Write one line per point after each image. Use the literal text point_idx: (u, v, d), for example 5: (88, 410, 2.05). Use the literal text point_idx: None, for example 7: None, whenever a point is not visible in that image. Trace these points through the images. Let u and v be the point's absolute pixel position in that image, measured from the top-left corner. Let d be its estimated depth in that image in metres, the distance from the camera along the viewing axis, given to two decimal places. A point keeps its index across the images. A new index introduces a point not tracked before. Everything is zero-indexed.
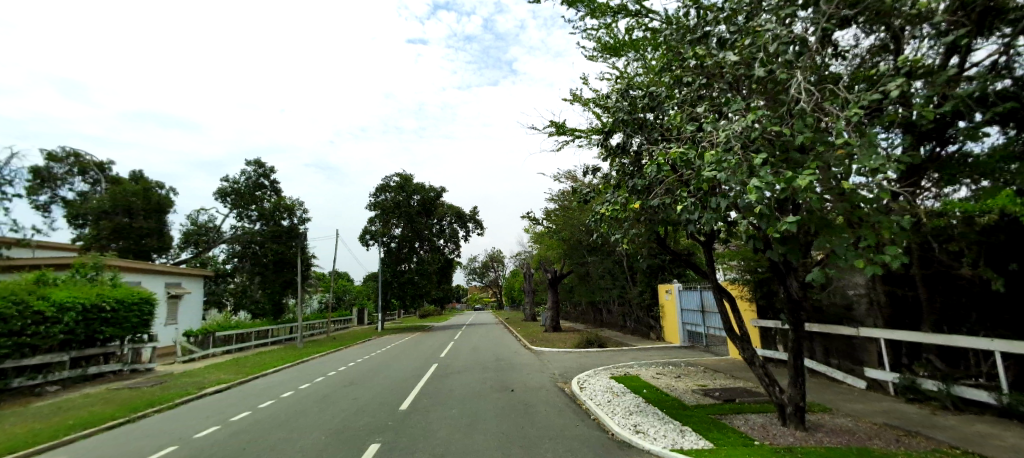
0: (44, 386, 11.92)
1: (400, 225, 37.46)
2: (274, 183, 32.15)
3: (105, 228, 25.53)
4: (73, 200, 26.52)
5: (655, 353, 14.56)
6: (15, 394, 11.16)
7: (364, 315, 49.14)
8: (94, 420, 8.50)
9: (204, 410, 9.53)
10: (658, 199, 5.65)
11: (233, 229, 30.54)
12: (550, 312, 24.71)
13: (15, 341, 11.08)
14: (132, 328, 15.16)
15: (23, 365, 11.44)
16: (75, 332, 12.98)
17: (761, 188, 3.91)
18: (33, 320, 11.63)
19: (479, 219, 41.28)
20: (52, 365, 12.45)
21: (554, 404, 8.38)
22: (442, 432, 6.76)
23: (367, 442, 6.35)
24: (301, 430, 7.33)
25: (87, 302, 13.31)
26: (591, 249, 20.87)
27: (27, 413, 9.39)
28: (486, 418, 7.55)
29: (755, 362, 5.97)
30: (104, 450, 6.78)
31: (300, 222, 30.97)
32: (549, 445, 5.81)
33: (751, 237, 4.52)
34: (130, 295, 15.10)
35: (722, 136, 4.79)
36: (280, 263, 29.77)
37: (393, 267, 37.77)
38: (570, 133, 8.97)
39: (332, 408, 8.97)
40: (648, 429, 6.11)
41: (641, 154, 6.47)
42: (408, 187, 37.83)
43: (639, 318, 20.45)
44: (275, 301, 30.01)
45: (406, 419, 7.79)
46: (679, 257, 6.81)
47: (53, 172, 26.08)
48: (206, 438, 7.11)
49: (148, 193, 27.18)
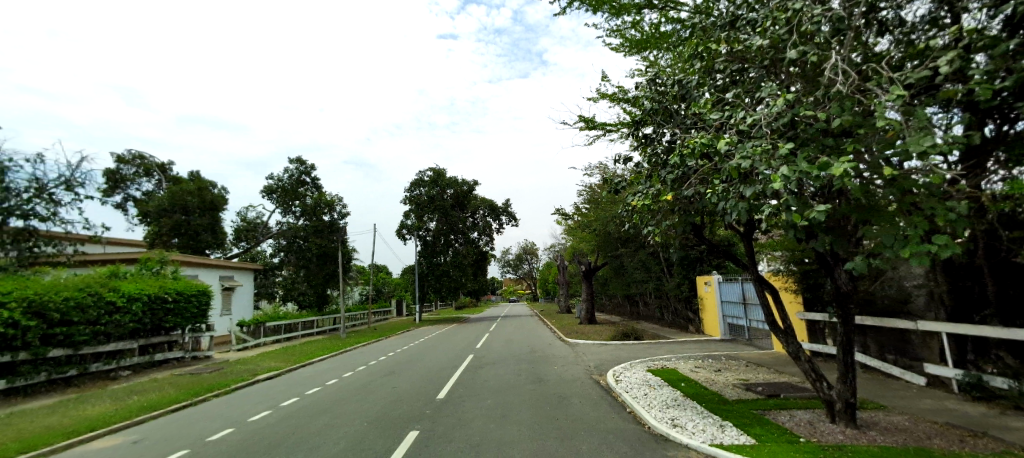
0: (117, 371, 12.98)
1: (434, 219, 38.05)
2: (316, 180, 33.58)
3: (165, 225, 27.40)
4: (140, 199, 28.70)
5: (693, 346, 14.25)
6: (93, 378, 12.21)
7: (402, 307, 50.63)
8: (161, 403, 9.19)
9: (257, 395, 10.12)
10: (689, 190, 5.57)
11: (280, 224, 32.07)
12: (585, 304, 24.52)
13: (91, 330, 12.07)
14: (193, 318, 16.19)
15: (99, 351, 12.49)
16: (143, 321, 14.01)
17: (795, 175, 3.77)
18: (106, 310, 12.62)
19: (512, 212, 41.39)
20: (124, 351, 13.48)
21: (586, 396, 8.40)
22: (477, 422, 6.87)
23: (405, 430, 6.57)
24: (344, 416, 7.66)
25: (153, 294, 14.33)
26: (625, 241, 20.59)
27: (104, 395, 10.27)
28: (520, 409, 7.61)
29: (800, 357, 5.72)
30: (171, 430, 7.36)
31: (340, 217, 32.01)
32: (583, 437, 5.81)
33: (791, 228, 4.34)
34: (189, 287, 16.08)
35: (753, 122, 4.61)
36: (322, 256, 30.90)
37: (429, 259, 38.60)
38: (599, 128, 8.81)
39: (373, 396, 9.30)
40: (687, 423, 6.00)
41: (672, 143, 6.30)
42: (441, 182, 38.28)
43: (677, 310, 20.01)
44: (318, 294, 31.23)
45: (442, 408, 7.96)
46: (717, 248, 6.61)
47: (120, 174, 28.39)
48: (258, 421, 7.59)
49: (203, 192, 28.87)
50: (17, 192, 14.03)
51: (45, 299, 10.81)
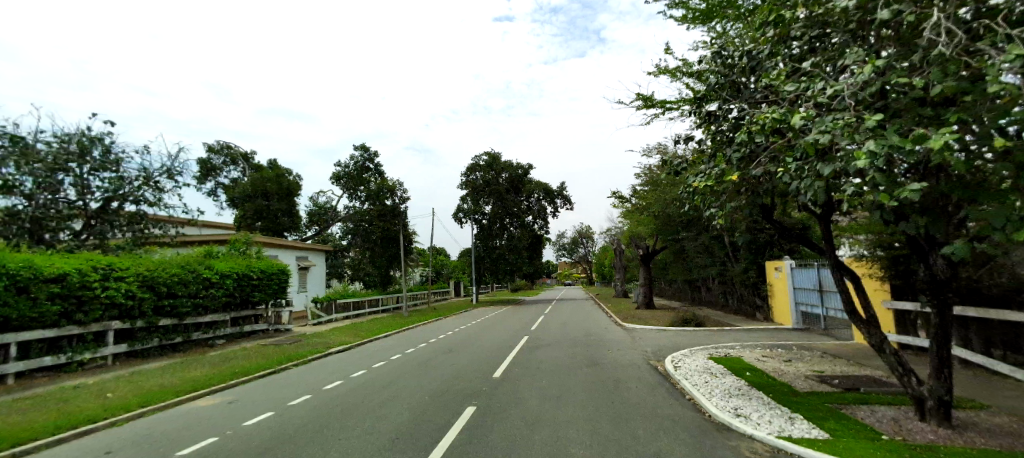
0: (213, 339, 14.46)
1: (490, 202, 38.50)
2: (378, 166, 35.05)
3: (249, 210, 29.83)
4: (227, 186, 31.44)
5: (761, 334, 13.54)
6: (194, 345, 13.70)
7: (460, 288, 52.12)
8: (249, 369, 10.16)
9: (330, 366, 10.90)
10: (759, 169, 5.23)
11: (348, 209, 33.88)
12: (644, 288, 23.98)
13: (192, 302, 13.47)
14: (275, 294, 17.62)
15: (199, 321, 13.96)
16: (233, 295, 15.42)
17: (882, 149, 3.42)
18: (203, 285, 14.00)
19: (567, 195, 40.97)
20: (219, 322, 14.96)
21: (644, 381, 8.26)
22: (533, 401, 6.99)
23: (463, 405, 6.81)
24: (408, 389, 8.09)
25: (241, 272, 15.71)
26: (687, 224, 19.79)
27: (203, 361, 11.51)
28: (575, 390, 7.64)
29: (885, 350, 5.29)
30: (257, 394, 8.14)
31: (401, 202, 33.21)
32: (639, 421, 5.74)
33: (878, 209, 3.97)
34: (270, 266, 17.47)
35: (833, 93, 4.22)
36: (386, 239, 32.35)
37: (486, 242, 39.25)
38: (658, 106, 8.43)
39: (434, 372, 9.72)
40: (751, 414, 5.74)
41: (739, 119, 5.93)
42: (497, 166, 38.55)
43: (744, 297, 19.06)
44: (382, 274, 32.82)
45: (499, 386, 8.16)
46: (790, 231, 6.20)
47: (209, 163, 31.21)
48: (332, 390, 8.20)
49: (280, 178, 31.00)
50: (130, 181, 15.79)
51: (153, 275, 12.20)
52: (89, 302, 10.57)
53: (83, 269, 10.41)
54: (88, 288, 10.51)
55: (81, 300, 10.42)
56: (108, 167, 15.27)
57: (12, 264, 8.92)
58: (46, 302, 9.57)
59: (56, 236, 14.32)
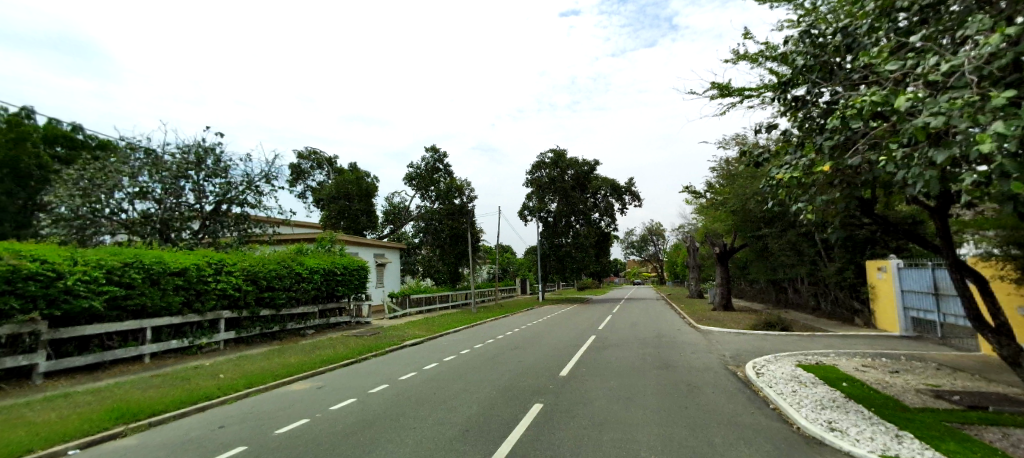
0: (304, 329, 15.70)
1: (555, 200, 38.32)
2: (448, 166, 36.12)
3: (332, 210, 32.06)
4: (314, 188, 34.02)
5: (860, 341, 12.25)
6: (287, 334, 14.98)
7: (526, 285, 52.56)
8: (333, 358, 10.92)
9: (405, 358, 11.44)
10: (857, 158, 4.73)
11: (420, 208, 35.29)
12: (721, 289, 22.69)
13: (287, 295, 14.73)
14: (356, 289, 18.77)
15: (292, 313, 15.23)
16: (321, 289, 16.65)
17: (1015, 130, 2.94)
18: (296, 279, 15.24)
19: (636, 191, 39.76)
20: (309, 314, 16.23)
21: (722, 387, 7.79)
22: (602, 401, 6.82)
23: (531, 402, 6.81)
24: (477, 383, 8.27)
25: (327, 268, 16.92)
26: (770, 220, 18.42)
27: (294, 349, 12.54)
28: (646, 393, 7.36)
29: (1021, 364, 4.57)
30: (340, 382, 8.72)
31: (469, 200, 33.98)
32: (717, 429, 5.40)
33: (1011, 200, 3.41)
34: (352, 262, 18.64)
35: (951, 69, 3.70)
36: (454, 237, 33.34)
37: (551, 240, 39.08)
38: (736, 94, 7.86)
39: (502, 367, 9.85)
40: (848, 428, 5.20)
41: (832, 104, 5.39)
42: (562, 163, 38.25)
43: (840, 299, 17.38)
44: (451, 271, 33.87)
45: (566, 385, 8.07)
46: (898, 228, 5.53)
47: (299, 168, 33.94)
48: (407, 380, 8.59)
49: (359, 180, 32.96)
50: (237, 185, 17.57)
51: (256, 269, 13.45)
52: (206, 293, 11.90)
53: (199, 264, 11.73)
54: (204, 281, 11.83)
55: (200, 291, 11.76)
56: (219, 173, 17.05)
57: (145, 259, 10.29)
58: (172, 292, 10.92)
59: (180, 235, 16.29)
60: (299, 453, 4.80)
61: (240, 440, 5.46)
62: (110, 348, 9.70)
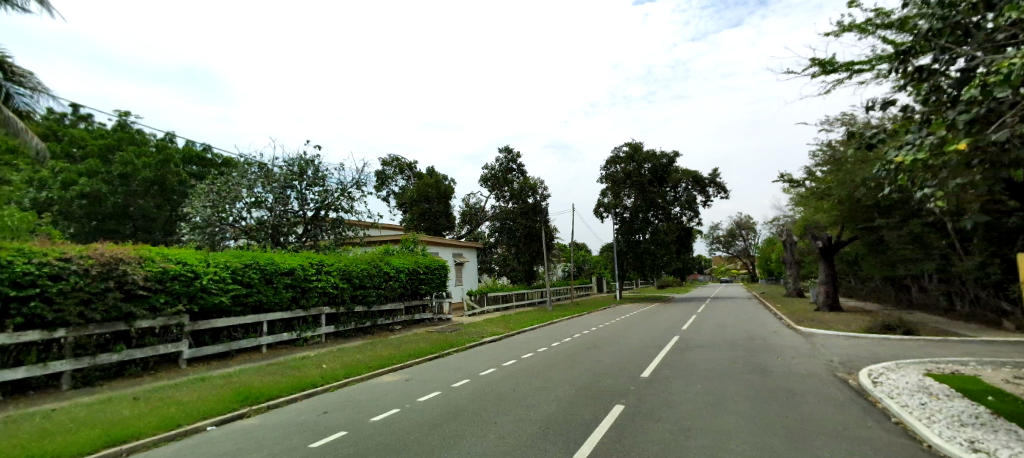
0: (391, 325, 16.68)
1: (632, 195, 37.11)
2: (521, 165, 36.47)
3: (414, 213, 33.72)
4: (396, 192, 36.02)
5: (1007, 349, 10.45)
6: (377, 329, 16.01)
7: (604, 283, 51.53)
8: (420, 352, 11.48)
9: (485, 354, 11.71)
10: (1005, 133, 4.00)
11: (494, 208, 35.98)
12: (825, 287, 20.59)
13: (377, 293, 15.72)
14: (438, 287, 19.57)
15: (382, 309, 16.24)
16: (406, 287, 17.60)
17: None
18: (384, 278, 16.24)
19: (721, 183, 37.37)
20: (396, 310, 17.20)
21: (828, 396, 7.01)
22: (688, 405, 6.45)
23: (612, 403, 6.63)
24: (555, 381, 8.23)
25: (410, 267, 17.82)
26: (885, 210, 16.34)
27: (385, 343, 13.36)
28: (738, 398, 6.84)
29: None
30: (425, 375, 9.13)
31: (542, 199, 34.20)
32: (822, 441, 4.87)
33: None
34: (433, 262, 19.44)
35: None
36: (528, 236, 33.85)
37: (628, 237, 37.77)
38: (842, 70, 7.01)
39: (581, 366, 9.72)
40: (994, 450, 4.43)
41: (969, 71, 4.60)
42: (638, 156, 36.89)
43: (981, 299, 14.96)
44: (526, 269, 34.16)
45: (649, 387, 7.75)
46: None
47: (382, 173, 36.11)
48: (487, 376, 8.79)
49: (437, 183, 34.36)
50: (332, 192, 19.09)
51: (350, 269, 14.50)
52: (310, 291, 13.04)
53: (304, 265, 12.90)
54: (308, 280, 12.97)
55: (305, 289, 12.91)
56: (317, 182, 18.63)
57: (261, 261, 11.53)
58: (282, 290, 12.11)
59: (287, 238, 18.08)
60: (392, 441, 5.07)
61: (342, 425, 5.90)
62: (235, 339, 11.02)
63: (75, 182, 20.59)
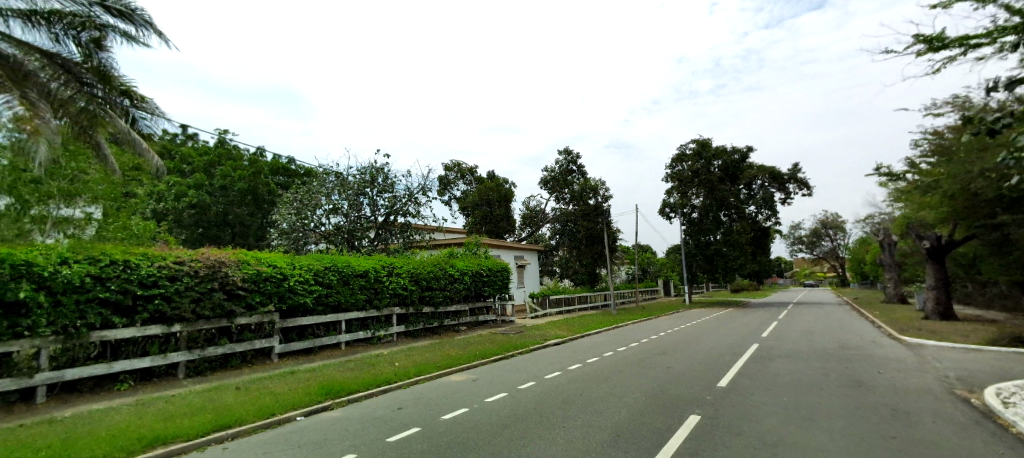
0: (456, 326, 17.11)
1: (700, 194, 35.26)
2: (581, 166, 36.01)
3: (476, 217, 34.41)
4: (459, 197, 36.96)
5: None
6: (443, 329, 16.49)
7: (671, 286, 49.54)
8: (486, 353, 11.66)
9: (550, 357, 11.66)
10: None
11: (555, 211, 35.80)
12: (933, 292, 18.36)
13: (443, 294, 16.20)
14: (501, 289, 19.80)
15: (448, 310, 16.70)
16: (470, 289, 17.98)
17: None
18: (450, 280, 16.71)
19: (803, 180, 34.64)
20: (461, 312, 17.61)
21: (946, 417, 6.20)
22: (773, 419, 6.01)
23: (686, 412, 6.33)
24: (624, 387, 8.01)
25: (474, 270, 18.19)
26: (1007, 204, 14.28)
27: (453, 343, 13.72)
28: (832, 414, 6.26)
29: None
30: (492, 376, 9.26)
31: (604, 200, 33.52)
32: None
33: None
34: (496, 264, 19.70)
35: None
36: (590, 238, 33.28)
37: (697, 238, 35.96)
38: (954, 46, 6.19)
39: (651, 372, 9.38)
40: None
41: None
42: (707, 153, 35.07)
43: None
44: (589, 272, 33.65)
45: (728, 397, 7.31)
46: None
47: (445, 179, 37.22)
48: (553, 379, 8.75)
49: (498, 187, 34.83)
50: (400, 198, 19.94)
51: (418, 271, 15.05)
52: (382, 292, 13.68)
53: (376, 267, 13.57)
54: (381, 281, 13.63)
55: (378, 290, 13.59)
56: (387, 188, 19.56)
57: (339, 263, 12.28)
58: (358, 291, 12.82)
59: (361, 242, 19.15)
60: (465, 440, 5.18)
61: (417, 422, 6.12)
62: (318, 336, 11.84)
63: (184, 194, 23.34)
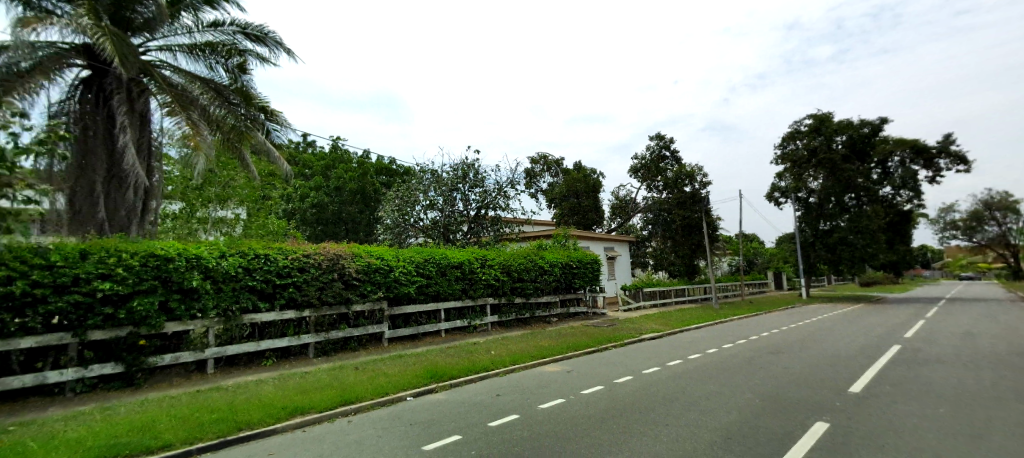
0: (548, 317, 17.20)
1: (819, 176, 31.27)
2: (675, 152, 33.97)
3: (564, 208, 34.21)
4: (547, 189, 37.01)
5: None
6: (535, 320, 16.67)
7: (782, 278, 45.01)
8: (580, 345, 11.58)
9: (648, 352, 11.24)
10: None
11: (646, 199, 34.24)
12: None
13: (534, 286, 16.38)
14: (592, 281, 19.50)
15: (540, 301, 16.85)
16: (560, 280, 17.95)
17: None
18: (541, 271, 16.82)
19: (957, 154, 29.23)
20: (552, 303, 17.68)
21: None
22: (922, 433, 5.18)
23: (810, 417, 5.70)
24: (732, 386, 7.45)
25: (564, 261, 18.12)
26: None
27: (546, 334, 13.82)
28: (1004, 431, 5.22)
29: None
30: (588, 368, 9.17)
31: (702, 187, 31.25)
32: None
33: None
34: (586, 256, 19.43)
35: None
36: (687, 227, 31.37)
37: (816, 225, 32.07)
38: None
39: (763, 372, 8.60)
40: None
41: None
42: (826, 129, 31.11)
43: None
44: (688, 263, 31.81)
45: (860, 404, 6.45)
46: None
47: (533, 172, 37.46)
48: (652, 374, 8.41)
49: (586, 178, 34.27)
50: (490, 192, 20.44)
51: (509, 263, 15.37)
52: (476, 283, 14.20)
53: (470, 259, 14.10)
54: (475, 272, 14.15)
55: (473, 281, 14.13)
56: (478, 183, 20.21)
57: (437, 255, 12.97)
58: (454, 281, 13.44)
59: (456, 236, 20.03)
60: (564, 429, 5.20)
61: (516, 409, 6.28)
62: (421, 324, 12.66)
63: (306, 195, 26.43)
